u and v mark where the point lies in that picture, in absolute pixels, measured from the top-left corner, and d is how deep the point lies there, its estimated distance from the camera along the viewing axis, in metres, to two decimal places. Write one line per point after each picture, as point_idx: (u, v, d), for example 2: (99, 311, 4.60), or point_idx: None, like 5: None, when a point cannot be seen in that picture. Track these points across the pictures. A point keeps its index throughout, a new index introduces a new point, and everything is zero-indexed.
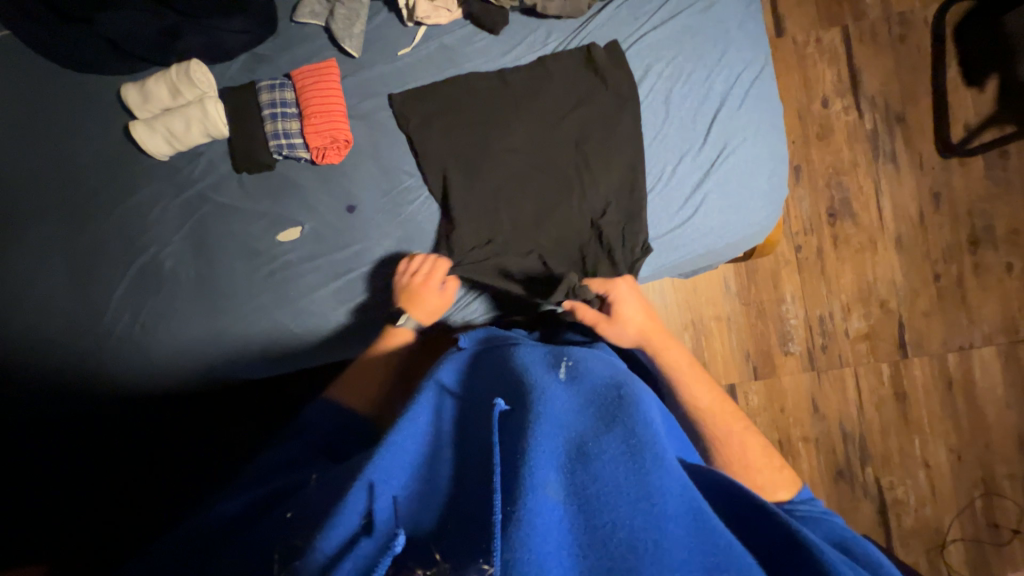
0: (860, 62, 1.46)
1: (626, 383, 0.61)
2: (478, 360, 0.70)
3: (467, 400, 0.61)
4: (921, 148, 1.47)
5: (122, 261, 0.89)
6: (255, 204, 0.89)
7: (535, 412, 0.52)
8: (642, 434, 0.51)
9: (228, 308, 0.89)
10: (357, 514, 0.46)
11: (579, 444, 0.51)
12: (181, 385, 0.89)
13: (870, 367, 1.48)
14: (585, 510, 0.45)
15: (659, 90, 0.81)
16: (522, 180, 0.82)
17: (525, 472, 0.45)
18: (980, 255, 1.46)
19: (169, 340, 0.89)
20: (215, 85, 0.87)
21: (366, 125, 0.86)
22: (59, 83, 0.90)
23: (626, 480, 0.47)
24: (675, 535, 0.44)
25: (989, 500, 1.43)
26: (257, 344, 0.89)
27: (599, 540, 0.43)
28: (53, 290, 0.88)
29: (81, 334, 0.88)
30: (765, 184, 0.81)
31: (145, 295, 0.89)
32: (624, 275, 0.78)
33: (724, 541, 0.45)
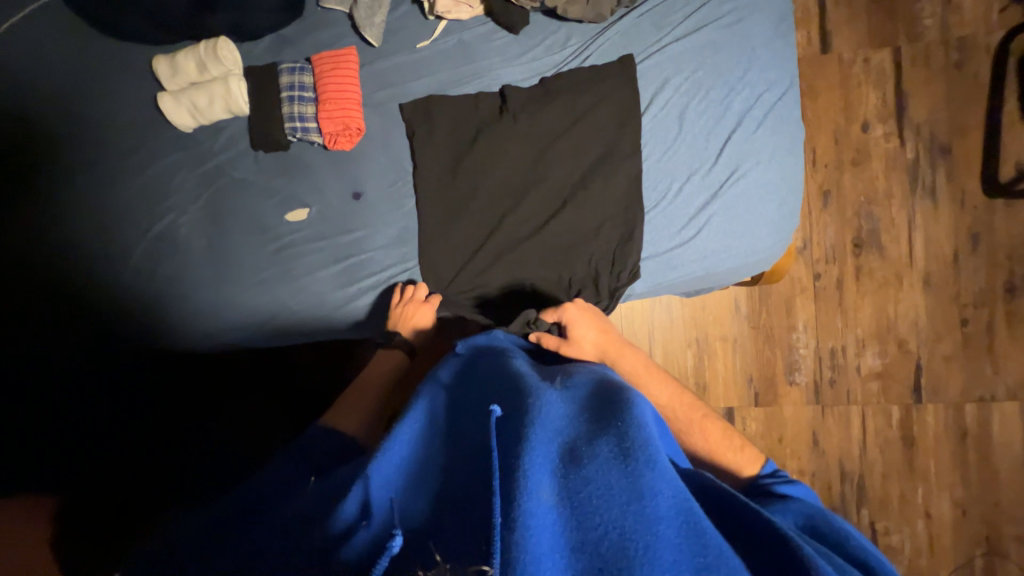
0: (909, 86, 1.38)
1: (622, 388, 0.62)
2: (474, 359, 0.70)
3: (461, 403, 0.61)
4: (964, 184, 1.38)
5: (143, 225, 0.94)
6: (268, 181, 0.91)
7: (531, 416, 0.53)
8: (635, 436, 0.51)
9: (241, 280, 0.93)
10: (357, 505, 0.51)
11: (573, 449, 0.52)
12: (194, 350, 0.95)
13: (879, 408, 1.42)
14: (580, 512, 0.46)
15: (674, 105, 0.78)
16: (525, 184, 0.83)
17: (521, 474, 0.46)
18: (1015, 304, 1.37)
19: (185, 312, 0.94)
20: (240, 63, 0.89)
21: (379, 114, 0.87)
22: (98, 49, 0.94)
23: (619, 484, 0.47)
24: (667, 538, 0.45)
25: (990, 560, 1.37)
26: (262, 317, 0.92)
27: (592, 543, 0.44)
28: (76, 246, 0.93)
29: (100, 296, 0.93)
30: (774, 211, 0.78)
31: (160, 261, 0.93)
32: (571, 299, 0.80)
33: (715, 542, 0.46)
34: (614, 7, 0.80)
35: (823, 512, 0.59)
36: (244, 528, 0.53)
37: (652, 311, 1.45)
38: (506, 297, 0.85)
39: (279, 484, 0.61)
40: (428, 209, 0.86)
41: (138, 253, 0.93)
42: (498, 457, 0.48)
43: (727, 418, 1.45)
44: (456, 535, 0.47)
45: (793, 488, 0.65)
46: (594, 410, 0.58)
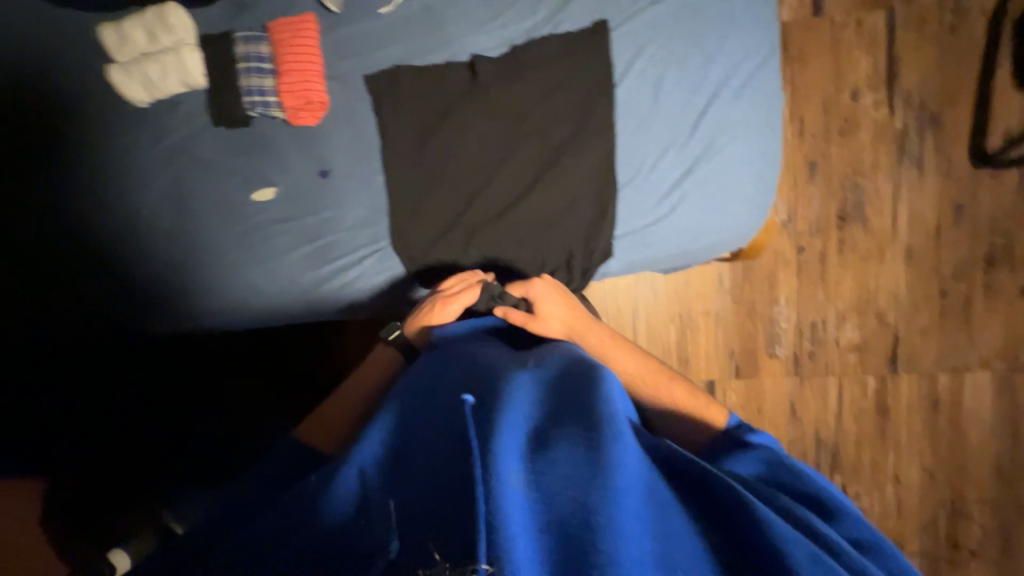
0: (901, 52, 1.33)
1: (588, 366, 0.66)
2: (447, 355, 0.73)
3: (437, 399, 0.65)
4: (952, 154, 1.36)
5: (101, 207, 0.90)
6: (232, 159, 0.88)
7: (502, 408, 0.57)
8: (599, 415, 0.55)
9: (211, 262, 0.90)
10: (350, 492, 0.57)
11: (542, 433, 0.55)
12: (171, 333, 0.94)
13: (856, 379, 1.45)
14: (548, 493, 0.49)
15: (650, 75, 0.75)
16: (497, 160, 0.80)
17: (493, 459, 0.49)
18: (994, 275, 1.38)
19: (162, 300, 0.92)
20: (192, 32, 0.84)
21: (343, 86, 0.83)
22: (37, 15, 0.87)
23: (585, 462, 0.50)
24: (632, 509, 0.47)
25: (953, 520, 1.44)
26: (235, 300, 0.91)
27: (559, 519, 0.47)
28: (32, 230, 0.89)
29: (68, 282, 0.90)
30: (751, 186, 0.76)
31: (124, 242, 0.90)
32: (539, 274, 0.80)
33: (670, 510, 0.50)
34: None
35: (780, 458, 0.64)
36: (253, 518, 0.60)
37: (635, 287, 1.45)
38: (481, 275, 0.85)
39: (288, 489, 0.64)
40: (398, 187, 0.83)
41: (104, 242, 0.90)
42: (473, 440, 0.51)
43: (708, 391, 1.48)
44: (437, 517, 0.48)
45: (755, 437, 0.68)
46: (562, 394, 0.62)
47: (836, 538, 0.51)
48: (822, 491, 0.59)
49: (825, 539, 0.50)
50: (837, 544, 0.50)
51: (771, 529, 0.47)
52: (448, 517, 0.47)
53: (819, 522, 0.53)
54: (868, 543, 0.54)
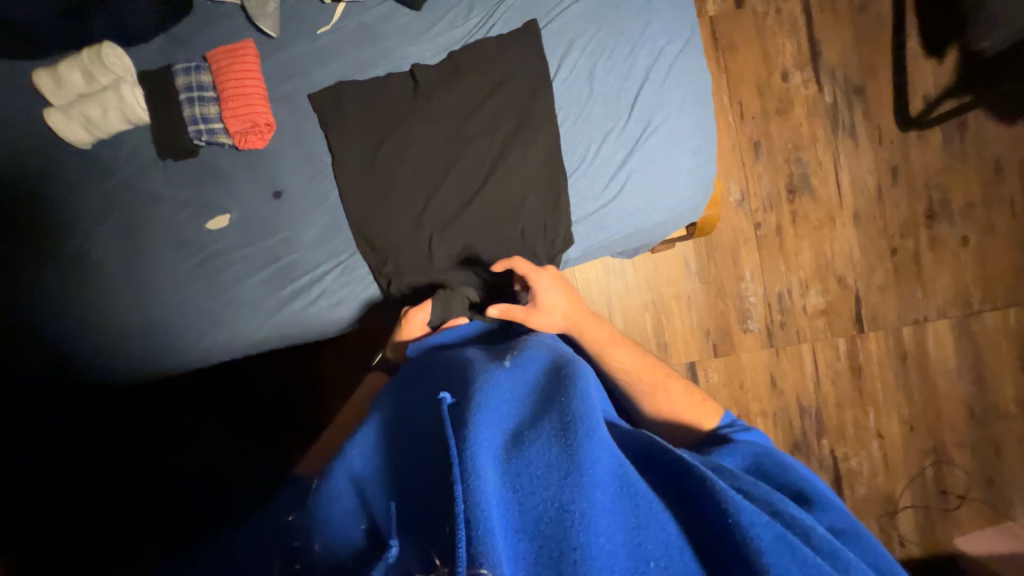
0: (820, 33, 1.43)
1: (566, 363, 0.66)
2: (421, 365, 0.72)
3: (413, 403, 0.64)
4: (880, 121, 1.45)
5: (49, 252, 0.87)
6: (182, 190, 0.87)
7: (477, 402, 0.56)
8: (576, 411, 0.56)
9: (166, 294, 0.88)
10: (351, 509, 0.55)
11: (516, 433, 0.55)
12: (129, 372, 0.90)
13: (827, 343, 1.50)
14: (524, 490, 0.50)
15: (582, 67, 0.79)
16: (448, 161, 0.82)
17: (469, 459, 0.48)
18: (936, 229, 1.46)
19: (125, 339, 0.89)
20: (131, 69, 0.84)
21: (288, 107, 0.84)
22: None
23: (559, 459, 0.51)
24: (603, 503, 0.49)
25: (939, 468, 1.48)
26: (194, 334, 0.89)
27: (534, 517, 0.48)
28: None
29: (24, 330, 0.87)
30: (691, 160, 0.80)
31: (77, 284, 0.88)
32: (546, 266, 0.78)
33: (644, 500, 0.52)
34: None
35: (768, 451, 0.67)
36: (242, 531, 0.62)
37: (607, 280, 1.48)
38: (447, 274, 0.86)
39: (283, 501, 0.64)
40: (352, 199, 0.84)
41: (65, 283, 0.88)
42: (450, 440, 0.51)
43: (691, 372, 1.50)
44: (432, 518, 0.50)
45: (748, 435, 0.71)
46: (539, 392, 0.62)
47: (806, 519, 0.55)
48: (802, 484, 0.63)
49: (796, 520, 0.55)
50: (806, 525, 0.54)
51: (740, 513, 0.51)
52: (442, 516, 0.49)
53: (795, 508, 0.57)
54: (839, 527, 0.59)
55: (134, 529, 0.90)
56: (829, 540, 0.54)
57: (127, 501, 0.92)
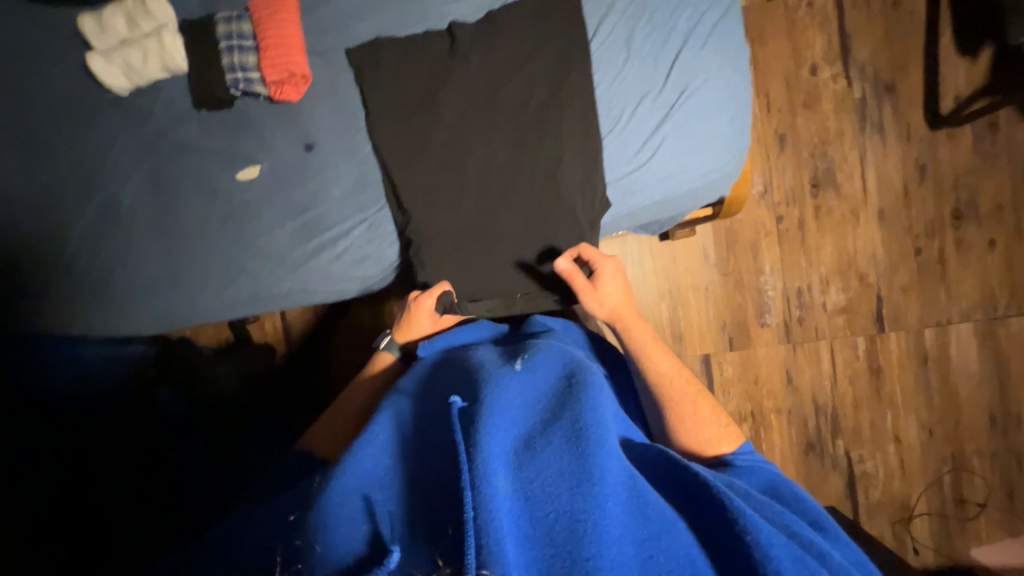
0: (851, 27, 1.43)
1: (575, 371, 0.69)
2: (435, 368, 0.75)
3: (424, 408, 0.66)
4: (909, 119, 1.44)
5: (81, 198, 0.89)
6: (215, 140, 0.88)
7: (487, 406, 0.58)
8: (586, 420, 0.58)
9: (190, 244, 0.89)
10: (360, 514, 0.55)
11: (528, 439, 0.57)
12: (154, 323, 0.93)
13: (846, 341, 1.47)
14: (536, 496, 0.52)
15: (621, 30, 0.78)
16: (481, 120, 0.82)
17: (479, 464, 0.50)
18: (963, 230, 1.44)
19: (153, 288, 0.90)
20: (172, 18, 0.85)
21: (325, 61, 0.84)
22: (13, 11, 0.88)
23: (570, 468, 0.53)
24: (615, 513, 0.51)
25: (957, 475, 1.44)
26: (218, 287, 0.90)
27: (546, 524, 0.50)
28: (14, 220, 0.88)
29: (52, 275, 0.89)
30: (725, 128, 0.79)
31: (104, 233, 0.89)
32: (615, 257, 0.83)
33: (654, 512, 0.54)
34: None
35: (780, 482, 0.67)
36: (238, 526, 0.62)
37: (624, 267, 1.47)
38: (474, 234, 0.85)
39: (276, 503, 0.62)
40: (384, 155, 0.84)
41: (93, 229, 0.89)
42: (461, 445, 0.53)
43: (705, 364, 1.48)
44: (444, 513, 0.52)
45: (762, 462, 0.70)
46: (549, 400, 0.64)
47: (814, 540, 0.57)
48: (812, 507, 0.64)
49: (804, 538, 0.57)
50: (813, 542, 0.56)
51: (751, 531, 0.53)
52: (445, 519, 0.52)
53: (809, 531, 0.59)
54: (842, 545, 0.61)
55: (145, 512, 0.89)
56: (836, 560, 0.56)
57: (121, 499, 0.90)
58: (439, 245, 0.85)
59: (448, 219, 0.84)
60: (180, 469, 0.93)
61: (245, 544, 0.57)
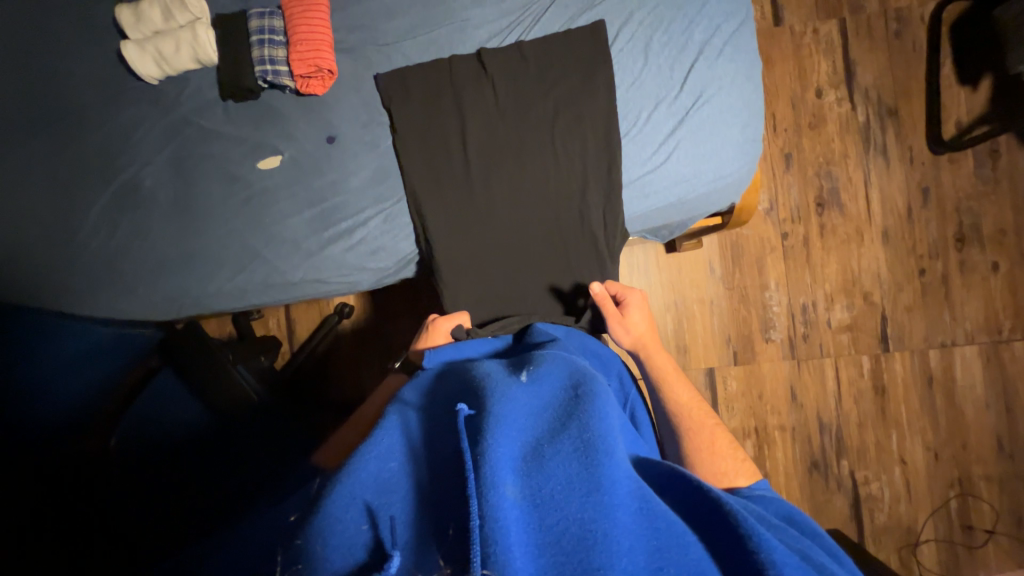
0: (855, 54, 1.48)
1: (580, 381, 0.67)
2: (440, 375, 0.71)
3: (432, 414, 0.64)
4: (912, 143, 1.47)
5: (101, 181, 0.91)
6: (238, 129, 0.90)
7: (495, 413, 0.56)
8: (594, 429, 0.56)
9: (206, 231, 0.90)
10: (363, 522, 0.52)
11: (535, 446, 0.56)
12: (161, 303, 0.92)
13: (850, 359, 1.47)
14: (544, 505, 0.50)
15: (639, 38, 0.81)
16: (501, 121, 0.84)
17: (487, 470, 0.49)
18: (966, 253, 1.46)
19: (169, 271, 0.90)
20: (206, 12, 0.88)
21: (351, 58, 0.87)
22: (55, 2, 0.92)
23: (579, 475, 0.52)
24: (625, 523, 0.49)
25: (964, 500, 1.42)
26: (233, 270, 0.91)
27: (555, 533, 0.48)
28: (35, 200, 0.90)
29: (64, 253, 0.90)
30: (738, 136, 0.81)
31: (121, 214, 0.90)
32: (641, 289, 0.86)
33: (664, 523, 0.52)
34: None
35: (795, 513, 0.63)
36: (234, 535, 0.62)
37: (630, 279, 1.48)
38: (488, 232, 0.86)
39: (286, 508, 0.62)
40: (405, 150, 0.86)
41: (108, 212, 0.90)
42: (468, 453, 0.52)
43: (709, 378, 1.47)
44: (448, 511, 0.52)
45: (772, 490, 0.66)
46: (557, 408, 0.62)
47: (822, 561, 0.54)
48: (814, 530, 0.61)
49: (813, 559, 0.54)
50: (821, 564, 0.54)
51: (765, 551, 0.50)
52: (448, 520, 0.51)
53: (821, 556, 0.56)
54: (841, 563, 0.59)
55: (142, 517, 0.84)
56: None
57: (119, 495, 0.87)
58: (456, 251, 0.86)
59: (463, 214, 0.86)
60: (190, 462, 0.91)
61: (252, 542, 0.59)
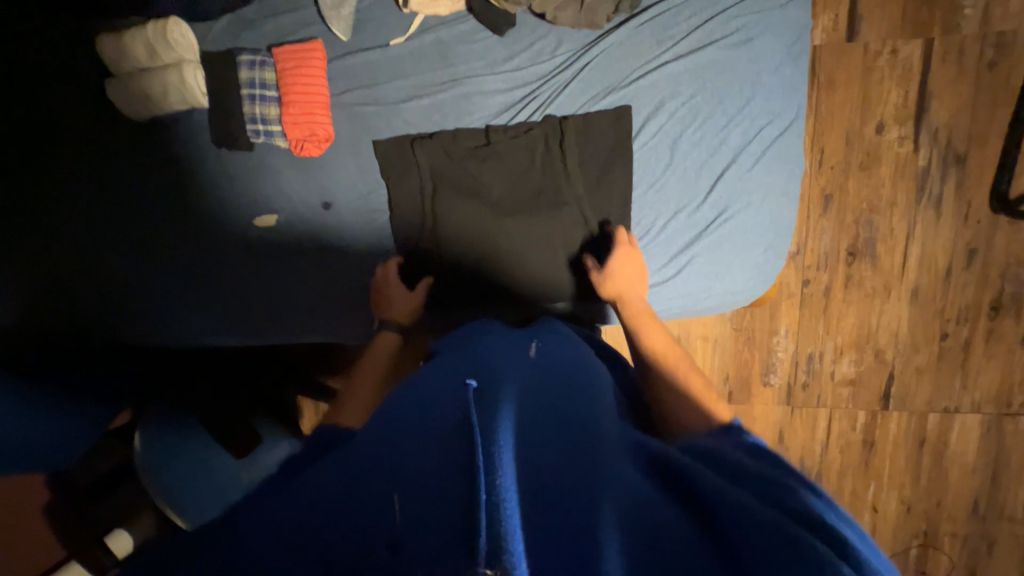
0: (934, 85, 1.28)
1: (586, 373, 0.65)
2: (435, 363, 0.68)
3: (430, 386, 0.60)
4: (971, 197, 1.32)
5: (106, 201, 0.96)
6: (233, 181, 0.93)
7: (506, 393, 0.53)
8: (598, 422, 0.53)
9: (202, 252, 0.96)
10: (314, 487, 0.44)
11: (537, 422, 0.50)
12: (148, 316, 0.97)
13: (845, 412, 1.45)
14: (542, 476, 0.43)
15: (672, 129, 0.88)
16: (521, 180, 0.90)
17: (493, 434, 0.44)
18: (997, 322, 1.37)
19: (175, 304, 0.97)
20: (195, 47, 0.84)
21: (348, 121, 0.90)
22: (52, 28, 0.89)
23: (575, 457, 0.46)
24: (610, 504, 0.40)
25: (924, 550, 1.46)
26: (223, 302, 0.97)
27: (547, 505, 0.40)
28: (44, 207, 0.95)
29: (62, 257, 0.95)
30: (757, 251, 0.90)
31: (117, 225, 0.96)
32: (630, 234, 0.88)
33: (659, 514, 0.41)
34: (610, 14, 0.86)
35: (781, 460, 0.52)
36: None
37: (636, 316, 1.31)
38: (499, 275, 0.92)
39: None
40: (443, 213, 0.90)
41: (109, 231, 0.96)
42: (472, 416, 0.48)
43: None
44: (403, 477, 0.43)
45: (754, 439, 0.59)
46: (558, 393, 0.58)
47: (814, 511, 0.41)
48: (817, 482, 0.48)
49: (815, 519, 0.40)
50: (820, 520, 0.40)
51: (754, 513, 0.40)
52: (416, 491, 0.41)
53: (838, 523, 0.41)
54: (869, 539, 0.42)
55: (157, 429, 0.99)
56: (861, 551, 0.38)
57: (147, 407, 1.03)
58: (446, 283, 0.93)
59: (473, 263, 0.92)
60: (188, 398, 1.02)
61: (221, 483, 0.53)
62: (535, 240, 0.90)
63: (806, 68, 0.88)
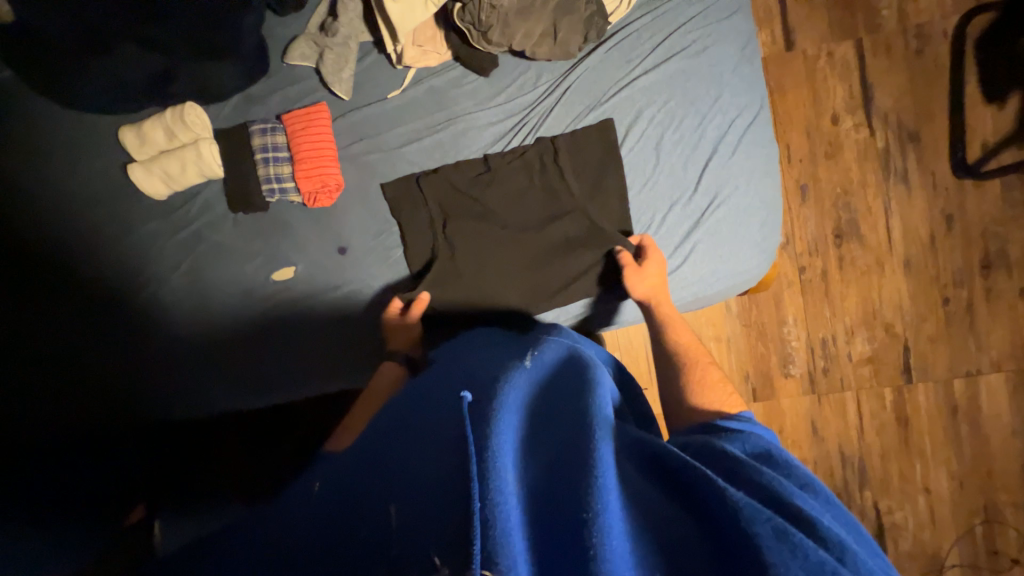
0: (873, 76, 1.41)
1: (582, 368, 0.65)
2: (427, 379, 0.68)
3: (429, 400, 0.60)
4: (934, 167, 1.42)
5: (121, 281, 0.98)
6: (249, 243, 0.97)
7: (501, 401, 0.52)
8: (599, 415, 0.52)
9: (223, 316, 0.98)
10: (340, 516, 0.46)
11: (533, 432, 0.51)
12: (169, 390, 0.98)
13: (871, 392, 1.44)
14: (546, 494, 0.44)
15: (653, 133, 0.96)
16: (521, 200, 0.96)
17: (491, 453, 0.44)
18: (992, 280, 1.42)
19: (190, 375, 0.98)
20: (208, 126, 0.94)
21: (356, 168, 0.97)
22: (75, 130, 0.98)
23: (576, 459, 0.46)
24: (617, 508, 0.42)
25: (989, 527, 1.40)
26: (248, 362, 0.99)
27: (552, 523, 0.42)
28: (45, 291, 0.94)
29: (71, 340, 0.94)
30: (754, 229, 0.96)
31: (130, 305, 0.98)
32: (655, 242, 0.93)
33: (659, 515, 0.45)
34: (582, 43, 0.95)
35: (770, 451, 0.57)
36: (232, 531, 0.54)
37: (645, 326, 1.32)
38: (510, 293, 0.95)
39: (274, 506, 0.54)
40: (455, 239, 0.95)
41: (124, 310, 0.98)
42: (469, 433, 0.47)
43: None
44: (411, 493, 0.44)
45: (752, 426, 0.65)
46: (553, 394, 0.58)
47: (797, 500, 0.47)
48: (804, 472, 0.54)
49: (792, 506, 0.46)
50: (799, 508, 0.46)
51: (743, 508, 0.43)
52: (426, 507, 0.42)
53: (812, 505, 0.48)
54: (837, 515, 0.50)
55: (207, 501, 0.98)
56: (834, 531, 0.44)
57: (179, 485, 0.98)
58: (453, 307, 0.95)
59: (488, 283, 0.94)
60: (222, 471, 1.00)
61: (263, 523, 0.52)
62: (545, 253, 0.95)
63: (760, 65, 0.99)
